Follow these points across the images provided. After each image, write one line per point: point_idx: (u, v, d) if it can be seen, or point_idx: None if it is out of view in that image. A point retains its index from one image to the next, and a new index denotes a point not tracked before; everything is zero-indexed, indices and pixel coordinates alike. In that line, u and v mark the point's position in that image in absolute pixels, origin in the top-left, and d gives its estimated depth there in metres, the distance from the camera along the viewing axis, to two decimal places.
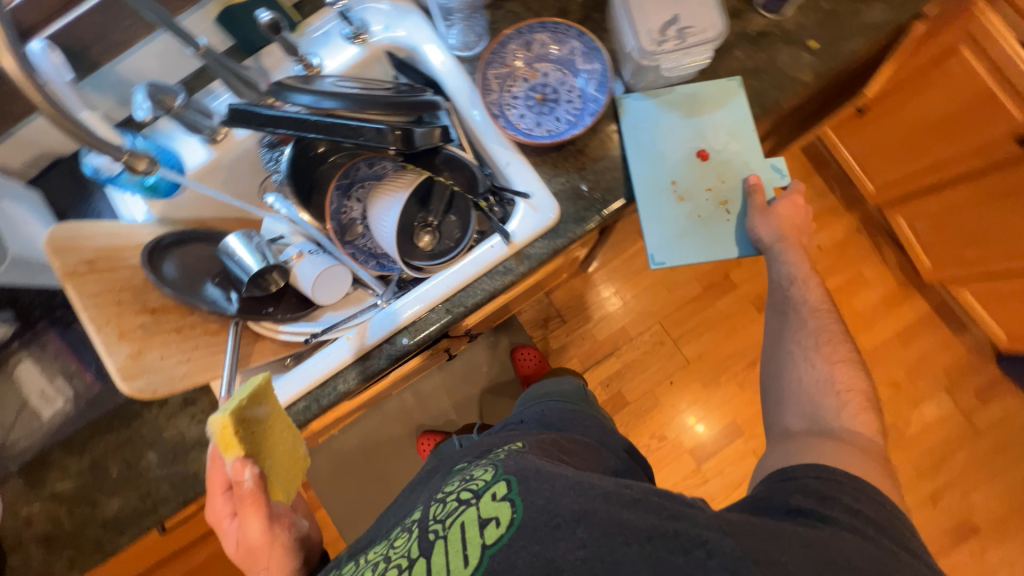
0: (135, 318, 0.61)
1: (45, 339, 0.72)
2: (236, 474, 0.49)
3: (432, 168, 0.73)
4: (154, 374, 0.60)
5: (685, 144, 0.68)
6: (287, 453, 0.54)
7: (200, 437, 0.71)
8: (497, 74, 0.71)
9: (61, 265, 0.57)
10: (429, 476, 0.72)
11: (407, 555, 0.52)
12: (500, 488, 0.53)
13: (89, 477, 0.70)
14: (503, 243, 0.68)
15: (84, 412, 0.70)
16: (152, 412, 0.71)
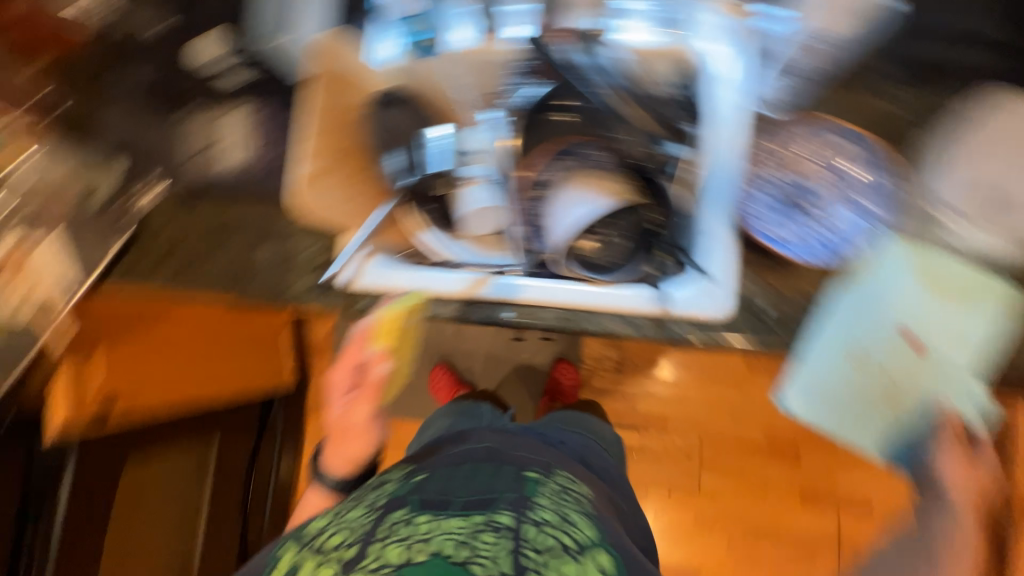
0: (337, 144, 0.70)
1: (258, 105, 0.82)
2: (377, 365, 0.78)
3: (648, 194, 0.67)
4: (324, 198, 0.68)
5: (895, 329, 0.59)
6: (404, 362, 0.81)
7: (306, 263, 0.76)
8: (766, 147, 0.66)
9: (321, 69, 0.69)
10: (486, 451, 0.72)
11: (498, 560, 0.52)
12: (604, 560, 0.57)
13: (216, 229, 0.79)
14: (654, 301, 0.64)
15: (247, 180, 0.79)
16: (286, 217, 0.78)
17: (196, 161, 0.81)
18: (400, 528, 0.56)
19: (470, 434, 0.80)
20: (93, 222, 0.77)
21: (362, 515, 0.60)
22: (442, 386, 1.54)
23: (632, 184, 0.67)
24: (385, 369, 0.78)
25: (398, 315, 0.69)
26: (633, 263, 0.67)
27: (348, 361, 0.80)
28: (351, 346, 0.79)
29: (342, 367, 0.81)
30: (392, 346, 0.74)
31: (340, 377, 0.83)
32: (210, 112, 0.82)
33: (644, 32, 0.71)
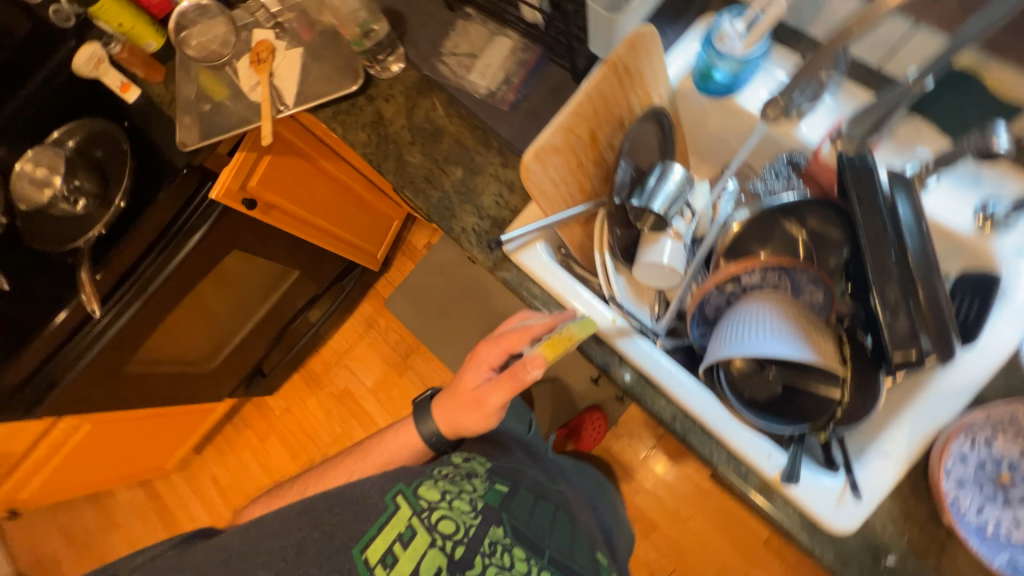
0: (584, 129, 0.63)
1: (531, 49, 0.78)
2: (532, 363, 0.61)
3: (847, 365, 0.58)
4: (540, 175, 0.62)
5: None
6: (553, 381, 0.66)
7: (482, 207, 0.76)
8: (1001, 408, 0.53)
9: (619, 53, 0.61)
10: (552, 496, 0.86)
11: None
12: None
13: (426, 128, 0.82)
14: (777, 467, 0.58)
15: (477, 102, 0.79)
16: (488, 156, 0.78)
17: (447, 61, 0.83)
18: (498, 553, 0.72)
19: (535, 466, 0.89)
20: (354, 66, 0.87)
21: (473, 518, 0.73)
22: None
23: (840, 353, 0.59)
24: (539, 373, 0.62)
25: (574, 333, 0.62)
26: (784, 421, 0.60)
27: (502, 343, 0.72)
28: (518, 330, 0.70)
29: (494, 345, 0.73)
30: (553, 356, 0.61)
31: (488, 353, 0.74)
32: (483, 25, 0.83)
33: (953, 206, 0.60)
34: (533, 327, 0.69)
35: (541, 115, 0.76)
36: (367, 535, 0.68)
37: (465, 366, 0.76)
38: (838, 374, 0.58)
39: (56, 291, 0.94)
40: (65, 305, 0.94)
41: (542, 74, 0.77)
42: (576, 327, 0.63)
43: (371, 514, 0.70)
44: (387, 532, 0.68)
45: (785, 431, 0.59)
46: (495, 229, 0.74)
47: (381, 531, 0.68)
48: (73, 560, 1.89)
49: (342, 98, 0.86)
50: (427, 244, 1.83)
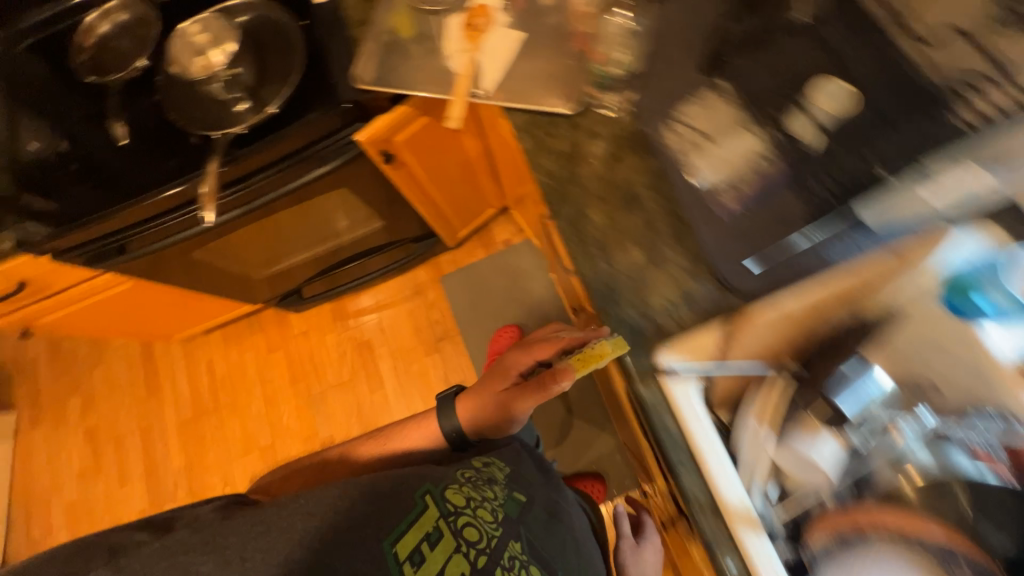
0: (826, 304, 0.63)
1: (777, 163, 0.68)
2: (562, 375, 0.75)
3: None
4: (756, 329, 0.63)
5: None
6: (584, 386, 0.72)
7: (648, 306, 0.68)
8: None
9: (913, 250, 0.60)
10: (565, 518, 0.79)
11: None
12: None
13: (624, 192, 0.73)
14: None
15: (693, 194, 0.70)
16: (678, 256, 0.69)
17: (676, 129, 0.73)
18: (515, 569, 0.69)
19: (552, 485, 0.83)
20: (571, 89, 0.79)
21: (495, 527, 0.71)
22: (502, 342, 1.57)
23: None
24: (567, 384, 0.75)
25: (603, 352, 0.66)
26: None
27: (533, 353, 0.86)
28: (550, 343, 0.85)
29: (525, 354, 0.87)
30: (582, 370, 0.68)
31: (520, 358, 0.87)
32: (734, 107, 0.71)
33: None
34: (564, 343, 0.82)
35: (756, 241, 0.67)
36: (398, 530, 0.66)
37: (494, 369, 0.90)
38: None
39: (171, 170, 0.88)
40: (172, 183, 0.87)
41: (778, 199, 0.68)
42: (608, 343, 0.66)
43: (401, 509, 0.68)
44: (416, 529, 0.67)
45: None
46: (654, 339, 0.66)
47: (407, 527, 0.66)
48: (53, 374, 1.91)
49: (546, 114, 0.77)
50: (507, 242, 1.75)
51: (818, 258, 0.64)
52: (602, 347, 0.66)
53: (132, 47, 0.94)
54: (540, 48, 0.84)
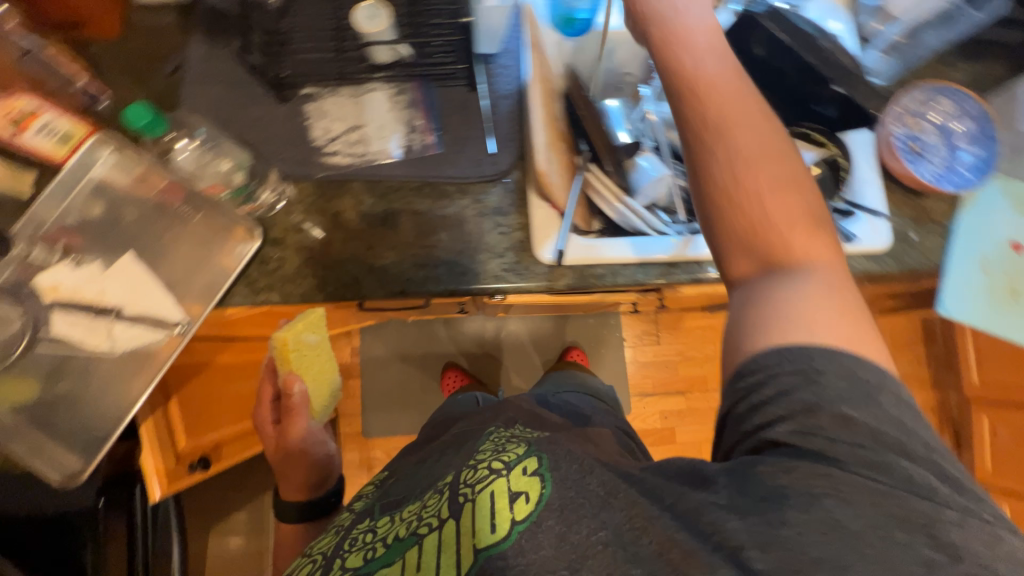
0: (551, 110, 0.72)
1: (410, 85, 0.72)
2: (290, 379, 0.76)
3: (833, 145, 0.75)
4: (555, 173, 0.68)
5: (1006, 230, 0.76)
6: (323, 382, 0.84)
7: (496, 246, 0.70)
8: (891, 108, 0.77)
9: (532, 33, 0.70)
10: (851, 407, 0.39)
11: (437, 515, 0.48)
12: (533, 463, 0.46)
13: (375, 221, 0.70)
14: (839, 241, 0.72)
15: (409, 164, 0.71)
16: (460, 201, 0.71)
17: (334, 149, 0.71)
18: (364, 539, 0.52)
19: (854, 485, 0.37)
20: (222, 229, 0.67)
21: (328, 537, 0.57)
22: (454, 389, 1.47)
23: (815, 142, 0.75)
24: (301, 383, 0.78)
25: (289, 337, 0.72)
26: None
27: (262, 399, 0.83)
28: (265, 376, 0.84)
29: (264, 402, 0.82)
30: (290, 363, 0.75)
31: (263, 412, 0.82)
32: (339, 91, 0.72)
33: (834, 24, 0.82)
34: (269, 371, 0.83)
35: (469, 136, 0.72)
36: None
37: (265, 449, 0.84)
38: (825, 144, 0.75)
39: None
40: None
41: (441, 101, 0.72)
42: (291, 327, 0.71)
43: None
44: None
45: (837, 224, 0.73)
46: (523, 252, 0.70)
47: None
48: None
49: (242, 266, 0.67)
50: (352, 349, 1.54)
51: (503, 97, 0.73)
52: (279, 340, 0.72)
53: None
54: (157, 242, 0.68)
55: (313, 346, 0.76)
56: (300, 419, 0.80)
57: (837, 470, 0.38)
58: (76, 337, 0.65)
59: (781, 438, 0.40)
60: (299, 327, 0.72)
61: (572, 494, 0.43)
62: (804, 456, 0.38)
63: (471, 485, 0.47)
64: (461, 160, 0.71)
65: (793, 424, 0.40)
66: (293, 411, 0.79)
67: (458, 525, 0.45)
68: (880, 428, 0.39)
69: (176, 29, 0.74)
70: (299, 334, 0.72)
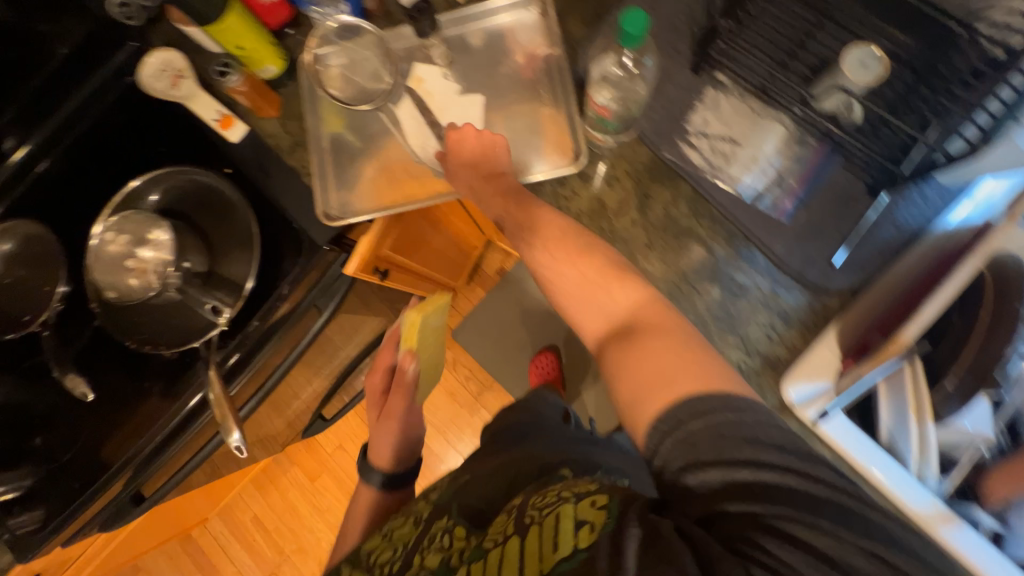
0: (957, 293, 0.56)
1: (812, 144, 0.64)
2: (405, 360, 0.75)
3: None
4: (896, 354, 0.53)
5: None
6: (432, 362, 0.83)
7: (751, 343, 0.63)
8: None
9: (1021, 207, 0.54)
10: (741, 408, 0.42)
11: (504, 532, 0.47)
12: (603, 495, 0.43)
13: (670, 227, 0.66)
14: None
15: (743, 209, 0.64)
16: (754, 277, 0.64)
17: (696, 144, 0.66)
18: (443, 544, 0.52)
19: (799, 515, 0.36)
20: (556, 138, 0.72)
21: (408, 527, 0.59)
22: (544, 369, 1.47)
23: None
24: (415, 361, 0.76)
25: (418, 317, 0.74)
26: None
27: (375, 367, 0.81)
28: (385, 345, 0.82)
29: (372, 375, 0.82)
30: (412, 345, 0.75)
31: (372, 380, 0.82)
32: (744, 101, 0.66)
33: None
34: (387, 342, 0.81)
35: (826, 234, 0.63)
36: None
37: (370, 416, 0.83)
38: None
39: (170, 385, 0.76)
40: (188, 395, 0.73)
41: (828, 182, 0.64)
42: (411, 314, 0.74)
43: None
44: None
45: None
46: (768, 370, 0.62)
47: None
48: None
49: (552, 176, 0.69)
50: (500, 269, 1.61)
51: (893, 226, 0.62)
52: (409, 318, 0.74)
53: (39, 273, 0.76)
54: (507, 103, 0.75)
55: (435, 327, 0.79)
56: (403, 398, 0.77)
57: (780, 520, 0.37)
58: (411, 129, 0.76)
59: (689, 461, 0.42)
60: (427, 308, 0.75)
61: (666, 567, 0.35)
62: (705, 458, 0.41)
63: (540, 508, 0.45)
64: (791, 244, 0.63)
65: (684, 420, 0.43)
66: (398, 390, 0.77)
67: (523, 545, 0.43)
68: (741, 404, 0.42)
69: None
70: (427, 315, 0.75)
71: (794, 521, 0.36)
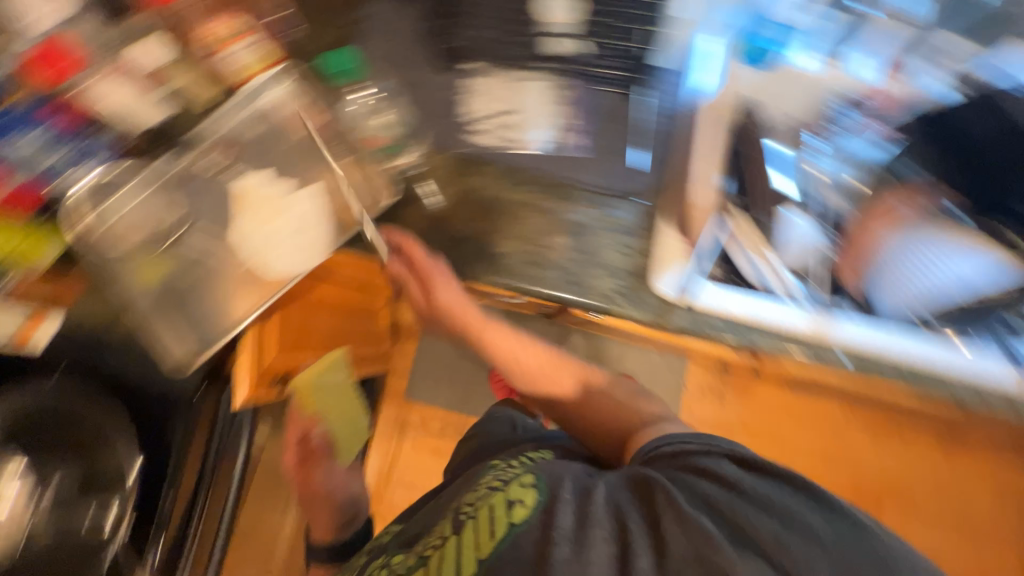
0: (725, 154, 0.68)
1: (571, 83, 0.72)
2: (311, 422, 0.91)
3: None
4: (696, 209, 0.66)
5: None
6: (343, 423, 0.94)
7: (613, 265, 0.68)
8: None
9: None
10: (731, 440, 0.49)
11: (441, 534, 0.48)
12: (528, 478, 0.49)
13: (499, 207, 0.70)
14: (1012, 372, 0.62)
15: (549, 161, 0.70)
16: (588, 211, 0.70)
17: (482, 128, 0.71)
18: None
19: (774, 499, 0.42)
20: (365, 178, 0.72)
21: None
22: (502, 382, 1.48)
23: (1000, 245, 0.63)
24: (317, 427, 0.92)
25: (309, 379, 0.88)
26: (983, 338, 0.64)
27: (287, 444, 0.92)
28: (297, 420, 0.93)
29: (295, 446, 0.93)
30: (307, 406, 0.89)
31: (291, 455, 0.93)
32: (502, 74, 0.72)
33: None
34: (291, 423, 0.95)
35: (621, 148, 0.70)
36: None
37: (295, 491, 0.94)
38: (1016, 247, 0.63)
39: None
40: None
41: (599, 107, 0.72)
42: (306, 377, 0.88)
43: None
44: None
45: (1002, 339, 0.64)
46: (638, 280, 0.68)
47: None
48: None
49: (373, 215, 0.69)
50: (418, 315, 1.59)
51: (664, 117, 0.71)
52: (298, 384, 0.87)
53: None
54: (310, 170, 0.75)
55: (330, 386, 0.92)
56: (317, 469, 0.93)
57: (764, 510, 0.41)
58: (247, 240, 0.73)
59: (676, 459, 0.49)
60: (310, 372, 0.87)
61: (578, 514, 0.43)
62: (690, 454, 0.49)
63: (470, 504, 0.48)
64: (601, 170, 0.70)
65: (676, 442, 0.51)
66: (315, 454, 0.91)
67: (460, 539, 0.45)
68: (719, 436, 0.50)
69: None
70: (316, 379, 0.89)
71: (768, 502, 0.42)
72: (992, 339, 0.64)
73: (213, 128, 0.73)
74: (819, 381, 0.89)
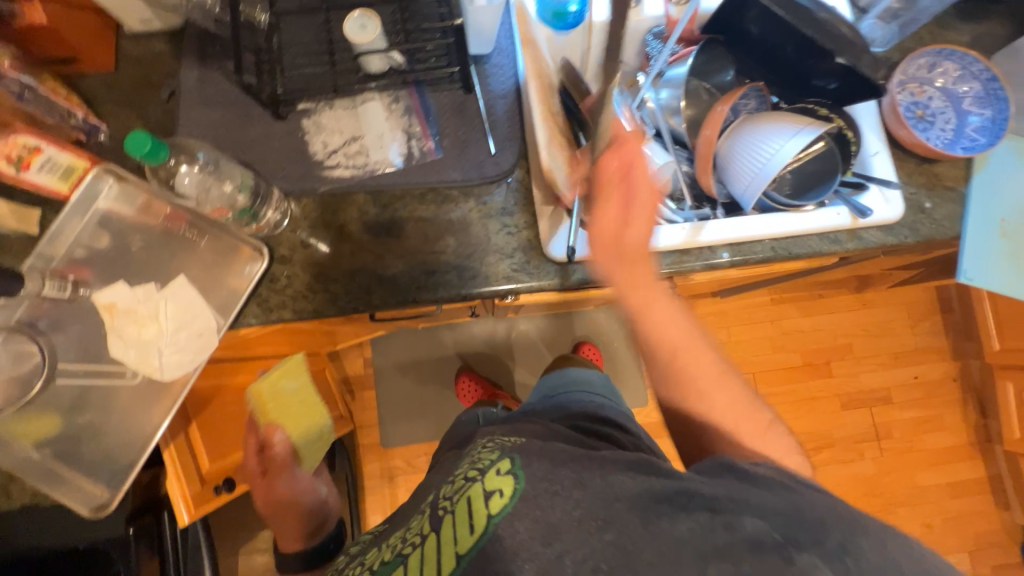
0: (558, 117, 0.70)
1: (404, 94, 0.73)
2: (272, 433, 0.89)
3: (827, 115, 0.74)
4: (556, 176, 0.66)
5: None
6: (303, 425, 0.92)
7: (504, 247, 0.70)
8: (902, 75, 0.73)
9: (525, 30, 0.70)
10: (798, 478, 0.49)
11: (420, 532, 0.51)
12: (506, 464, 0.50)
13: (378, 230, 0.70)
14: (850, 216, 0.72)
15: (410, 171, 0.71)
16: (464, 205, 0.71)
17: (334, 163, 0.71)
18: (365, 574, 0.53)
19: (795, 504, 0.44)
20: (232, 250, 0.68)
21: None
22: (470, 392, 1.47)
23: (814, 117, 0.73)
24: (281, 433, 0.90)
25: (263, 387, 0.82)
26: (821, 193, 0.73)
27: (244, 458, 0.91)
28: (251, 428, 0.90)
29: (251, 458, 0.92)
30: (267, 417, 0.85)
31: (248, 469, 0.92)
32: (335, 105, 0.72)
33: None
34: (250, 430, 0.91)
35: (472, 138, 0.73)
36: None
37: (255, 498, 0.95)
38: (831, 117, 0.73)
39: None
40: None
41: (438, 107, 0.73)
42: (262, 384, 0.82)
43: None
44: None
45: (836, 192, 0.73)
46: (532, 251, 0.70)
47: None
48: None
49: (254, 283, 0.67)
50: (365, 361, 1.54)
51: (500, 98, 0.74)
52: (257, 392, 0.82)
53: None
54: (172, 261, 0.69)
55: (290, 392, 0.87)
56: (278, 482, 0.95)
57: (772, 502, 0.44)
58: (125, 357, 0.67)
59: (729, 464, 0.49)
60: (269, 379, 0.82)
61: (545, 484, 0.47)
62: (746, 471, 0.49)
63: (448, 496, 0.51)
64: (461, 163, 0.72)
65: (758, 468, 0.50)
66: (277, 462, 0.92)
67: (438, 534, 0.49)
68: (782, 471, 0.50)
69: (163, 61, 0.75)
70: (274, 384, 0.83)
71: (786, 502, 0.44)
72: (830, 194, 0.73)
73: (45, 254, 0.66)
74: (726, 279, 0.97)
